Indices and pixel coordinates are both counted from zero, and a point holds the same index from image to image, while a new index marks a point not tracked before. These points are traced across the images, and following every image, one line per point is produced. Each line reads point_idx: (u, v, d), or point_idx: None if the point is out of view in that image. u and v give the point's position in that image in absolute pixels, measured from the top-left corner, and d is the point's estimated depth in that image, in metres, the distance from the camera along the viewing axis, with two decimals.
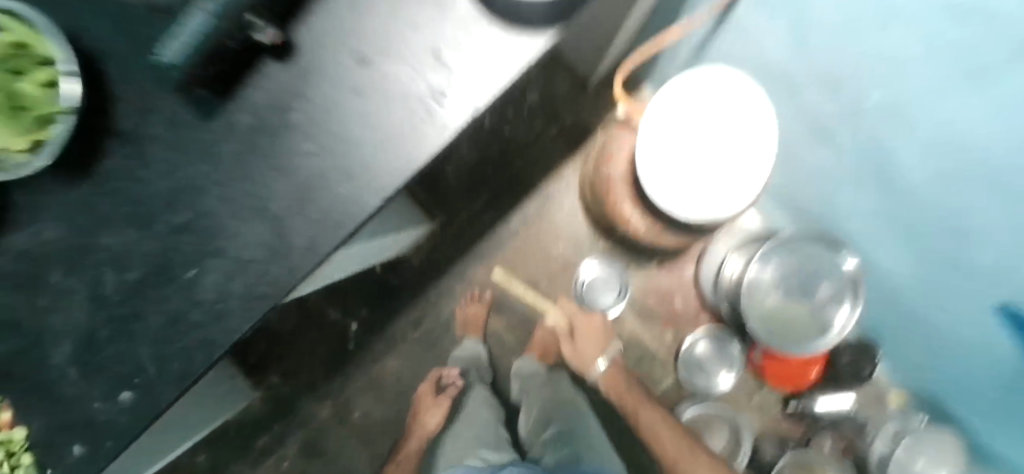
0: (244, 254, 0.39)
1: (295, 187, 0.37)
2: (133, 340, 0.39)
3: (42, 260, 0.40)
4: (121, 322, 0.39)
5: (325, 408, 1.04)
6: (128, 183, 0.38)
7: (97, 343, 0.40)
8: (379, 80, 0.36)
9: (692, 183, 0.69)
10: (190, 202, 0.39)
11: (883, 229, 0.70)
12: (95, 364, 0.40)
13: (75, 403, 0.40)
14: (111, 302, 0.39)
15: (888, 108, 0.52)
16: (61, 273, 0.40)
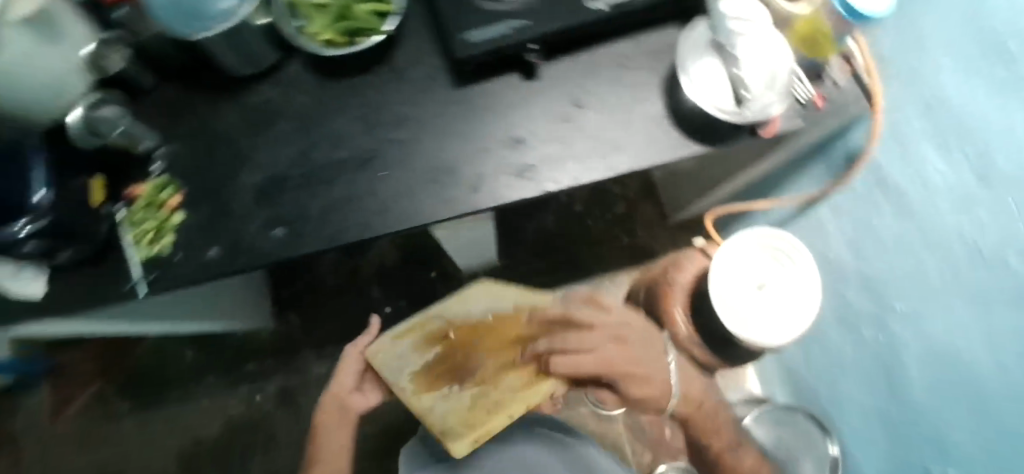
0: (445, 181, 0.62)
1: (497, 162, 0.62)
2: (327, 191, 0.62)
3: (320, 123, 0.64)
4: (341, 174, 0.63)
5: (322, 365, 1.09)
6: (406, 112, 0.64)
7: (323, 179, 0.62)
8: (581, 122, 0.64)
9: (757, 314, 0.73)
10: (427, 133, 0.63)
11: (871, 419, 0.79)
12: (312, 196, 0.62)
13: (273, 213, 0.61)
14: (365, 163, 0.62)
15: (910, 317, 0.66)
16: (330, 132, 0.63)
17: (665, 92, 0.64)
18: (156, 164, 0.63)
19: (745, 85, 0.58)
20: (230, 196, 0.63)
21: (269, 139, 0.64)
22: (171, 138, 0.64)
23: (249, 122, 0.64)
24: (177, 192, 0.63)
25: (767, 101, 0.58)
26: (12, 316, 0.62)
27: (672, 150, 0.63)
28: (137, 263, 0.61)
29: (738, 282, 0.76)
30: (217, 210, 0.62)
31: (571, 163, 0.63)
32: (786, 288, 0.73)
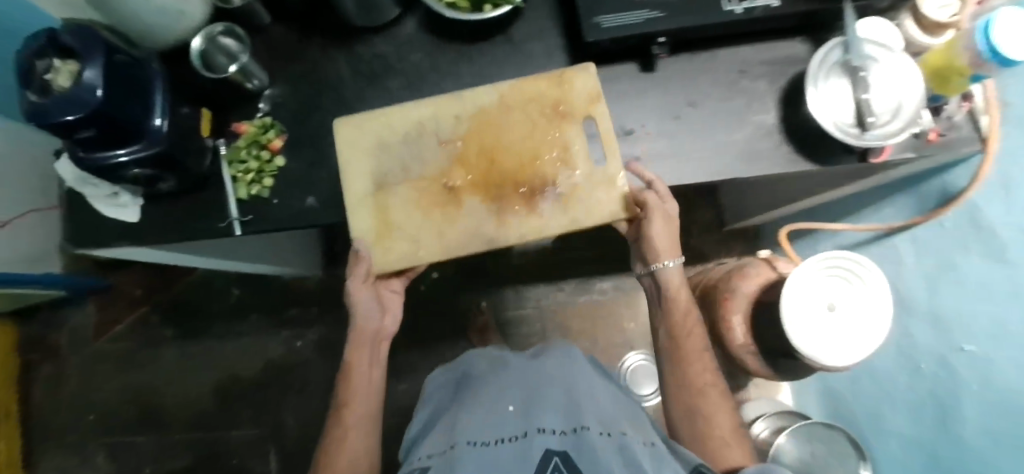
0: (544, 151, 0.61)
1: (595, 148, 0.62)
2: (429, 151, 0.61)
3: (423, 87, 0.63)
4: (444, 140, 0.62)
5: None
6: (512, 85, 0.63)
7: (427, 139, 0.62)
8: (690, 123, 0.63)
9: (819, 335, 0.75)
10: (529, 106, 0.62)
11: (906, 438, 0.81)
12: (415, 152, 0.61)
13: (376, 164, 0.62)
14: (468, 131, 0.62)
15: (978, 359, 0.66)
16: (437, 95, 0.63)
17: (779, 104, 0.63)
18: (262, 105, 0.62)
19: (872, 112, 0.57)
20: (327, 140, 0.62)
21: (377, 96, 0.63)
22: (280, 80, 0.63)
23: (360, 76, 0.63)
24: (280, 135, 0.62)
25: (893, 129, 0.57)
26: (104, 240, 0.61)
27: (779, 163, 0.62)
28: (236, 201, 0.61)
29: (807, 303, 0.76)
30: (316, 155, 0.62)
31: (676, 163, 0.62)
32: (854, 310, 0.75)
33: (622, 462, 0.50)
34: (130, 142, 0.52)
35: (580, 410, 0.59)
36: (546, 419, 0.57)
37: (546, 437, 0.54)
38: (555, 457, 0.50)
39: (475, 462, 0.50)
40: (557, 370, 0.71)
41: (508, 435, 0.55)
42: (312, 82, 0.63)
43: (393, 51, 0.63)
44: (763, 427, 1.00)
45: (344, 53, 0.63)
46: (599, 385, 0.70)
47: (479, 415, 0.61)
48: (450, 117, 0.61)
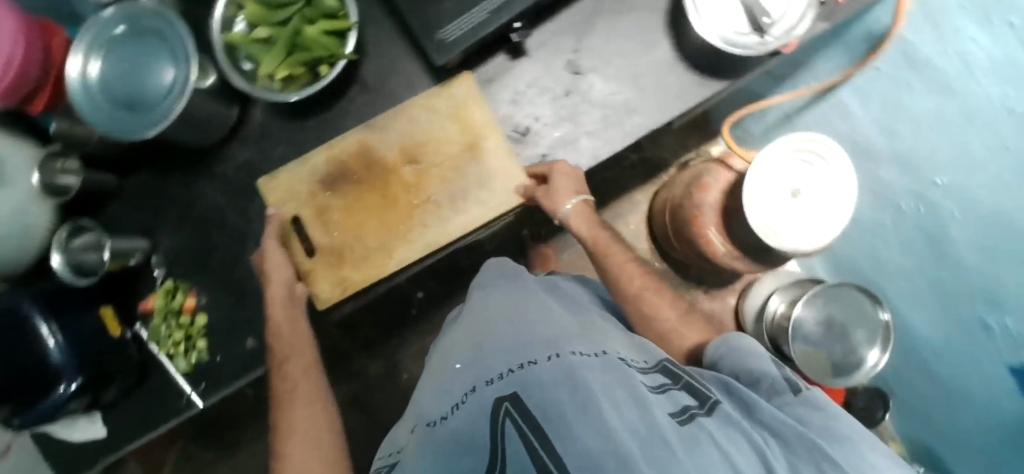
0: (471, 149, 0.56)
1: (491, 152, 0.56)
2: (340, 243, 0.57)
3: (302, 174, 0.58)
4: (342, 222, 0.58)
5: (376, 365, 1.13)
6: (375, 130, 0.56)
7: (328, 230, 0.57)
8: (585, 90, 0.57)
9: (800, 216, 0.73)
10: (407, 146, 0.56)
11: (915, 274, 0.82)
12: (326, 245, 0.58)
13: None
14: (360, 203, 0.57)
15: (955, 191, 0.67)
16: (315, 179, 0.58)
17: (667, 29, 0.56)
18: (157, 271, 0.59)
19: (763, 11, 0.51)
20: (237, 272, 0.59)
21: (263, 208, 0.58)
22: (163, 236, 0.59)
23: (237, 194, 0.58)
24: (189, 294, 0.58)
25: (789, 25, 0.51)
26: (85, 464, 0.60)
27: (691, 95, 0.57)
28: (182, 375, 0.58)
29: (772, 192, 0.74)
30: (235, 293, 0.59)
31: (584, 140, 0.58)
32: (817, 196, 0.73)
33: (572, 391, 0.39)
34: (53, 383, 0.50)
35: (526, 345, 0.51)
36: (493, 368, 0.50)
37: (495, 389, 0.44)
38: (504, 403, 0.41)
39: (435, 452, 0.42)
40: (496, 313, 0.63)
41: (460, 398, 0.48)
42: (192, 222, 0.58)
43: (260, 155, 0.58)
44: (779, 302, 1.01)
45: (211, 179, 0.58)
46: (546, 305, 0.64)
47: (435, 395, 0.53)
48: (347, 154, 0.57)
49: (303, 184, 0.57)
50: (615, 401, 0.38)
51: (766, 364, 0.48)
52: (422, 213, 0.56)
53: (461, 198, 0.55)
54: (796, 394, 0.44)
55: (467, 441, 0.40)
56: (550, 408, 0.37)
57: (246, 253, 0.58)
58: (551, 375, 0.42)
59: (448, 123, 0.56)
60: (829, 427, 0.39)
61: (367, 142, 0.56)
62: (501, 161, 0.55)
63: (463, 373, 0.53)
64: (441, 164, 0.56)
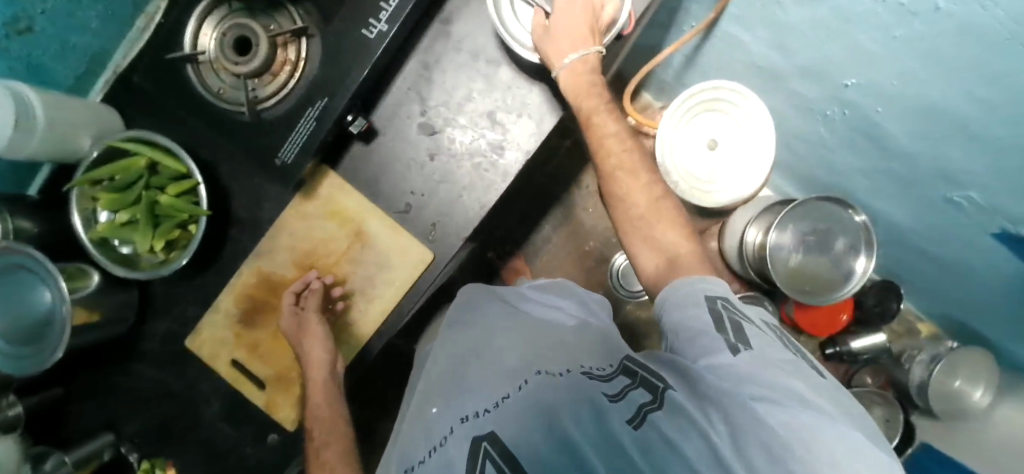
0: (363, 244, 0.56)
1: (380, 240, 0.56)
2: (278, 374, 0.59)
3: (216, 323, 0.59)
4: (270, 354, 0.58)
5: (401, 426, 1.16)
6: (265, 259, 0.57)
7: (263, 366, 0.58)
8: (447, 145, 0.56)
9: (733, 156, 0.70)
10: (301, 262, 0.57)
11: (869, 170, 0.78)
12: (266, 380, 0.59)
13: (252, 415, 0.60)
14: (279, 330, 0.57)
15: (867, 87, 0.63)
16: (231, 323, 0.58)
17: (503, 55, 0.54)
18: (130, 456, 0.60)
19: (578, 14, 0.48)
20: (200, 432, 0.60)
21: (199, 367, 0.60)
22: (121, 421, 0.61)
23: (169, 363, 0.60)
24: (167, 466, 0.60)
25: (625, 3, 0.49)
26: None
27: (551, 112, 0.54)
28: None
29: (690, 146, 0.72)
30: (206, 450, 0.60)
31: (465, 193, 0.56)
32: (734, 144, 0.70)
33: (541, 422, 0.33)
34: None
35: (503, 374, 0.44)
36: (464, 406, 0.42)
37: (472, 425, 0.37)
38: (482, 445, 0.33)
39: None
40: (461, 350, 0.54)
41: (434, 443, 0.39)
42: (141, 400, 0.60)
43: (176, 319, 0.59)
44: (755, 232, 0.90)
45: (142, 357, 0.60)
46: (508, 327, 0.55)
47: (402, 444, 0.44)
48: (248, 282, 0.57)
49: (225, 330, 0.58)
50: (579, 420, 0.32)
51: (702, 306, 0.39)
52: (340, 313, 0.57)
53: (369, 286, 0.56)
54: (734, 352, 0.34)
55: None
56: (524, 445, 0.31)
57: (200, 412, 0.60)
58: (523, 406, 0.36)
59: (329, 223, 0.56)
60: (765, 385, 0.31)
61: (262, 265, 0.57)
62: (390, 239, 0.56)
63: (437, 412, 0.44)
64: (337, 261, 0.57)
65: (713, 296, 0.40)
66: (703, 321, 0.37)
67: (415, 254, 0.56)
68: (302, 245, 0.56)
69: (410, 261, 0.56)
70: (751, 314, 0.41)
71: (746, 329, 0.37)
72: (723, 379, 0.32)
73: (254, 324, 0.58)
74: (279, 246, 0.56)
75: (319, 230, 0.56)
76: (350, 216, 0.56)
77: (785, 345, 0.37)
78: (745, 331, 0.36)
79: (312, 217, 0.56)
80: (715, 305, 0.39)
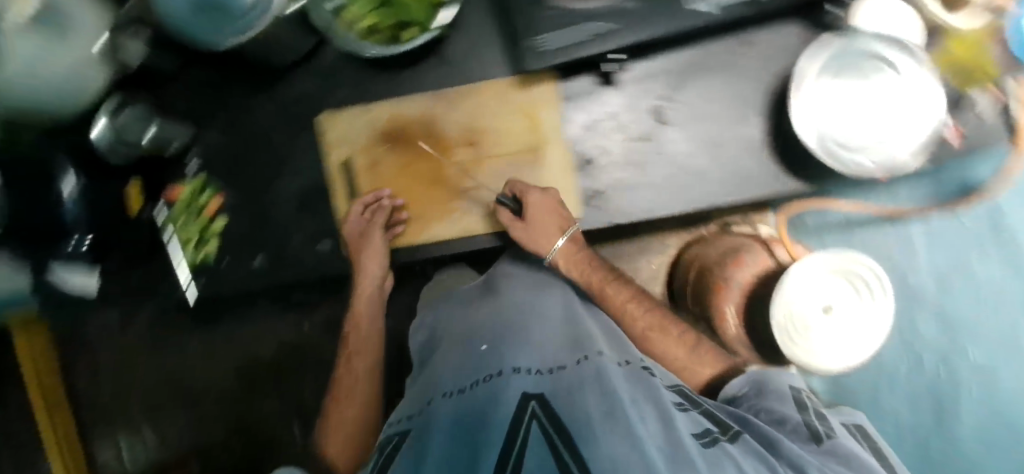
0: (531, 161, 0.55)
1: (547, 170, 0.55)
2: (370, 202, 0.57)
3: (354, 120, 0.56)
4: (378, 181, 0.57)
5: None
6: (443, 105, 0.55)
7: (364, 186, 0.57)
8: (662, 140, 0.55)
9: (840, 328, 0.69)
10: (469, 132, 0.55)
11: None
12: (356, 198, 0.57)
13: (319, 216, 0.58)
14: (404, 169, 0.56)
15: None
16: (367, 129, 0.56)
17: (766, 110, 0.53)
18: (192, 162, 0.58)
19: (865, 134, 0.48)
20: (265, 193, 0.58)
21: (309, 141, 0.57)
22: (205, 129, 0.58)
23: (290, 121, 0.57)
24: (215, 196, 0.59)
25: (902, 146, 0.48)
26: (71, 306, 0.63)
27: (770, 183, 0.53)
28: (184, 266, 0.59)
29: (808, 300, 0.70)
30: (258, 211, 0.58)
31: (643, 190, 0.55)
32: (849, 316, 0.69)
33: (597, 398, 0.42)
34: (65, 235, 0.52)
35: (557, 348, 0.53)
36: (513, 360, 0.51)
37: (523, 378, 0.48)
38: (532, 404, 0.43)
39: (464, 411, 0.47)
40: (518, 313, 0.60)
41: (479, 378, 0.50)
42: (237, 127, 0.58)
43: (323, 88, 0.56)
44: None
45: (269, 95, 0.57)
46: (560, 308, 0.63)
47: (455, 360, 0.57)
48: (412, 111, 0.55)
49: (361, 133, 0.56)
50: (639, 414, 0.41)
51: (786, 405, 0.49)
52: (466, 197, 0.56)
53: (509, 197, 0.55)
54: (818, 441, 0.45)
55: (488, 414, 0.44)
56: (575, 414, 0.41)
57: (279, 177, 0.58)
58: (571, 383, 0.45)
59: (520, 121, 0.54)
60: (847, 462, 0.43)
61: (436, 108, 0.55)
62: (557, 174, 0.55)
63: (489, 353, 0.54)
64: (498, 156, 0.55)
65: (782, 383, 0.53)
66: (786, 400, 0.50)
67: (565, 204, 0.55)
68: (480, 119, 0.55)
69: (556, 206, 0.55)
70: (832, 414, 0.53)
71: (820, 414, 0.51)
72: (812, 454, 0.43)
73: (387, 147, 0.56)
74: (464, 106, 0.55)
75: (507, 120, 0.54)
76: (541, 130, 0.54)
77: (863, 444, 0.48)
78: (819, 416, 0.50)
79: (510, 105, 0.54)
80: (797, 393, 0.52)
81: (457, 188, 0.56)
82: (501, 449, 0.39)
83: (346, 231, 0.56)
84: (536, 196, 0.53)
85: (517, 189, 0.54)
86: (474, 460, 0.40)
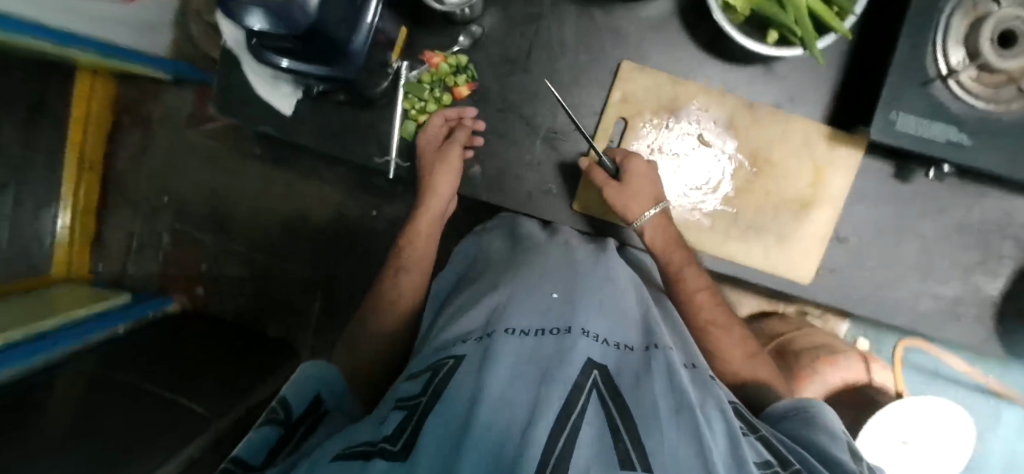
0: (793, 212, 0.53)
1: (803, 228, 0.53)
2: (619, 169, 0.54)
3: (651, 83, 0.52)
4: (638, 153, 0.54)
5: None
6: (744, 117, 0.52)
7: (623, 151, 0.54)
8: (912, 253, 0.55)
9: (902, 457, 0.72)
10: (753, 154, 0.52)
11: None
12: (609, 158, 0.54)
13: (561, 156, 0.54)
14: (672, 156, 0.53)
15: None
16: (659, 100, 0.52)
17: (1016, 276, 0.54)
18: (462, 38, 0.53)
19: None
20: (522, 106, 0.54)
21: (594, 79, 0.53)
22: (494, 11, 0.53)
23: (587, 49, 0.53)
24: (469, 82, 0.54)
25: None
26: (249, 118, 0.56)
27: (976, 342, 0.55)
28: (398, 137, 0.55)
29: (887, 428, 0.71)
30: (504, 120, 0.54)
31: (870, 287, 0.55)
32: (921, 448, 0.72)
33: (665, 391, 0.32)
34: (333, 63, 0.45)
35: (622, 321, 0.41)
36: (581, 313, 0.39)
37: (592, 342, 0.36)
38: (595, 373, 0.32)
39: (517, 356, 0.33)
40: (588, 266, 0.47)
41: (546, 325, 0.37)
42: (529, 26, 0.53)
43: (638, 37, 0.52)
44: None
45: (581, 12, 0.52)
46: (632, 287, 0.47)
47: (503, 295, 0.43)
48: (711, 106, 0.52)
49: (650, 100, 0.52)
50: (709, 423, 0.30)
51: (836, 444, 0.34)
52: (714, 214, 0.54)
53: (755, 234, 0.54)
54: None
55: (546, 368, 0.32)
56: (643, 400, 0.31)
57: (544, 97, 0.54)
58: (640, 370, 0.34)
59: (805, 170, 0.52)
60: None
61: (734, 116, 0.52)
62: (808, 236, 0.53)
63: (558, 305, 0.40)
64: (764, 192, 0.53)
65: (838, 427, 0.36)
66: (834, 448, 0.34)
67: (801, 268, 0.54)
68: (769, 150, 0.52)
69: (791, 266, 0.54)
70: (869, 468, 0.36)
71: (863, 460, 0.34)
72: None
73: (666, 127, 0.53)
74: (762, 128, 0.52)
75: (794, 162, 0.52)
76: (819, 190, 0.53)
77: None
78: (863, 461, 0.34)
79: (806, 153, 0.52)
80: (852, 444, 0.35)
81: (706, 199, 0.54)
82: (549, 430, 0.26)
83: (424, 149, 0.54)
84: (641, 164, 0.51)
85: (623, 155, 0.51)
86: (518, 430, 0.27)
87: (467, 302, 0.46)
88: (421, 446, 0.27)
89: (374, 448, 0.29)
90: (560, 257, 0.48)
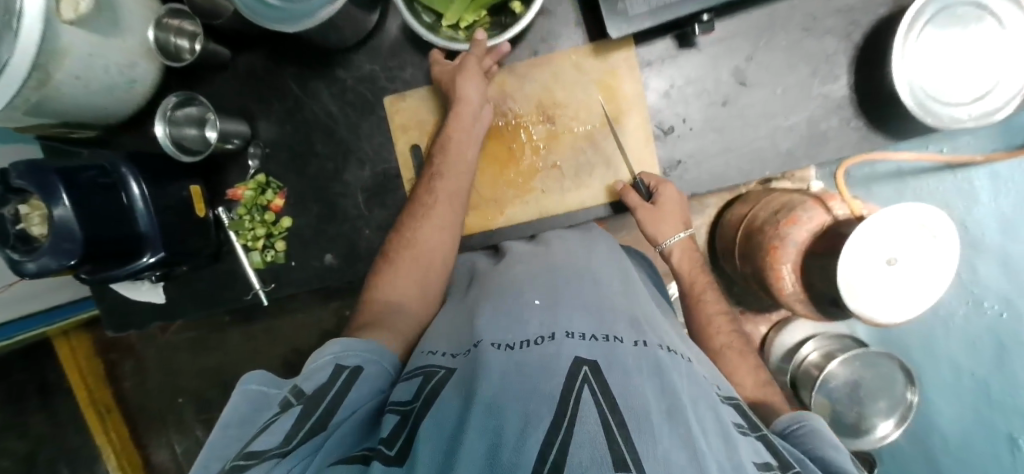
0: (609, 134, 0.53)
1: (624, 141, 0.53)
2: None
3: (421, 102, 0.54)
4: None
5: None
6: (513, 81, 0.53)
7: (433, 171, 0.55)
8: (744, 102, 0.52)
9: (895, 281, 0.57)
10: (539, 105, 0.53)
11: None
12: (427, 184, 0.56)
13: (388, 205, 0.56)
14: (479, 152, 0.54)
15: None
16: (437, 111, 0.54)
17: (853, 65, 0.51)
18: (251, 161, 0.56)
19: (956, 87, 0.47)
20: (332, 184, 0.56)
21: (375, 126, 0.55)
22: (265, 123, 0.56)
23: (350, 106, 0.55)
24: (279, 193, 0.57)
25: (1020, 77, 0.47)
26: (139, 322, 0.61)
27: (853, 145, 0.53)
28: (252, 270, 0.57)
29: (867, 254, 0.55)
30: (323, 204, 0.56)
31: (725, 156, 0.53)
32: (914, 265, 0.57)
33: (657, 390, 0.28)
34: (139, 249, 0.49)
35: (609, 312, 0.37)
36: (569, 318, 0.35)
37: (577, 343, 0.32)
38: (584, 368, 0.28)
39: (501, 368, 0.29)
40: (564, 265, 0.44)
41: (532, 336, 0.33)
42: (296, 117, 0.55)
43: (387, 72, 0.54)
44: (812, 348, 0.77)
45: (329, 82, 0.55)
46: (620, 279, 0.44)
47: (484, 306, 0.40)
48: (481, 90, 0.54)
49: (427, 115, 0.54)
50: (701, 421, 0.27)
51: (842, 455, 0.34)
52: (542, 177, 0.54)
53: (586, 173, 0.54)
54: None
55: (532, 377, 0.28)
56: (636, 392, 0.27)
57: (344, 166, 0.56)
58: (639, 362, 0.30)
59: (594, 91, 0.53)
60: None
61: (505, 86, 0.53)
62: (634, 144, 0.53)
63: (540, 312, 0.36)
64: (571, 131, 0.53)
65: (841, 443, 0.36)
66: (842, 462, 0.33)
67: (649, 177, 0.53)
68: (552, 93, 0.53)
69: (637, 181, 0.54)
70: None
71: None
72: None
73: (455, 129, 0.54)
74: (533, 79, 0.53)
75: (580, 89, 0.53)
76: (616, 100, 0.52)
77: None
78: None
79: (586, 74, 0.52)
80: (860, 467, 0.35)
81: (530, 166, 0.54)
82: (541, 438, 0.23)
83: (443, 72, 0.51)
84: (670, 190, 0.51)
85: (653, 180, 0.51)
86: (511, 434, 0.24)
87: (444, 326, 0.43)
88: (418, 450, 0.26)
89: (371, 453, 0.29)
90: (528, 268, 0.44)
